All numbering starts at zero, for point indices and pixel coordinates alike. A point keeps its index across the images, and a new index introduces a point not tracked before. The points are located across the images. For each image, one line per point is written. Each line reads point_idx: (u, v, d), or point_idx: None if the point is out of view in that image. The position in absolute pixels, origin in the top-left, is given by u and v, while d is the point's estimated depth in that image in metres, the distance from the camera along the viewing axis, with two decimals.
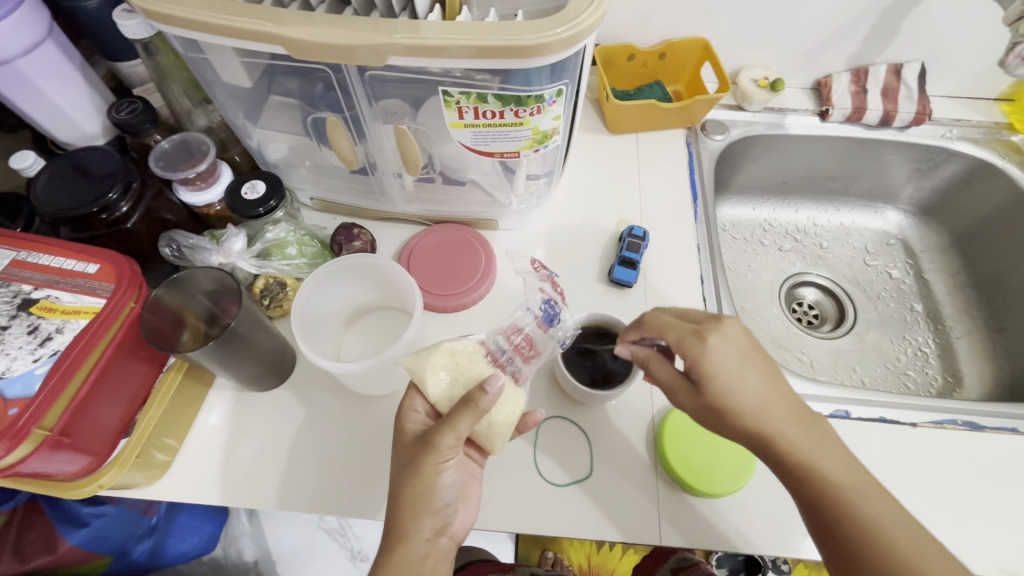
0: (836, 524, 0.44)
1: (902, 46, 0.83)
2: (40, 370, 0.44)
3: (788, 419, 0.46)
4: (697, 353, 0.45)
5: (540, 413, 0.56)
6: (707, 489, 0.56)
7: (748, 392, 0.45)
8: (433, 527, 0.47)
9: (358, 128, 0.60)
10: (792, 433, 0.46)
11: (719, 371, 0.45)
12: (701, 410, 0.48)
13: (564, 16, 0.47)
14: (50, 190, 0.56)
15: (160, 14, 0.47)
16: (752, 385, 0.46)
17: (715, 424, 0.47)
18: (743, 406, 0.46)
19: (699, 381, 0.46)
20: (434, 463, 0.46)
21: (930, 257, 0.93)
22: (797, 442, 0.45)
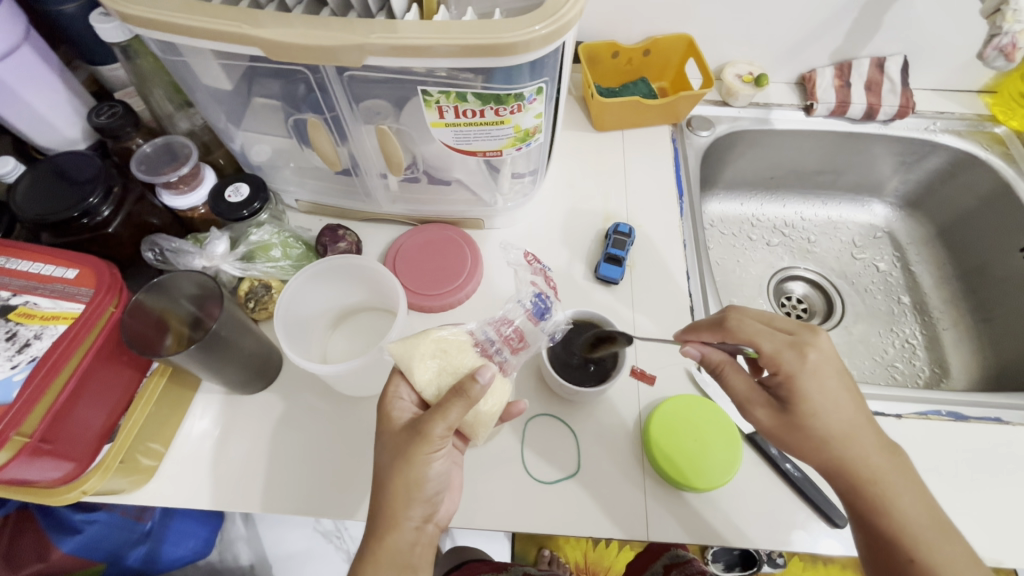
0: (908, 560, 0.47)
1: (885, 40, 0.84)
2: (18, 377, 0.44)
3: (875, 450, 0.49)
4: (795, 368, 0.48)
5: (525, 403, 0.57)
6: (693, 484, 0.56)
7: (840, 411, 0.48)
8: (423, 514, 0.47)
9: (340, 129, 0.60)
10: (879, 466, 0.49)
11: (810, 390, 0.48)
12: (777, 424, 0.50)
13: (542, 13, 0.47)
14: (30, 196, 0.56)
15: (136, 17, 0.47)
16: (845, 401, 0.49)
17: (791, 435, 0.50)
18: (824, 424, 0.48)
19: (788, 395, 0.49)
20: (425, 454, 0.46)
21: (917, 249, 0.93)
22: (871, 458, 0.49)
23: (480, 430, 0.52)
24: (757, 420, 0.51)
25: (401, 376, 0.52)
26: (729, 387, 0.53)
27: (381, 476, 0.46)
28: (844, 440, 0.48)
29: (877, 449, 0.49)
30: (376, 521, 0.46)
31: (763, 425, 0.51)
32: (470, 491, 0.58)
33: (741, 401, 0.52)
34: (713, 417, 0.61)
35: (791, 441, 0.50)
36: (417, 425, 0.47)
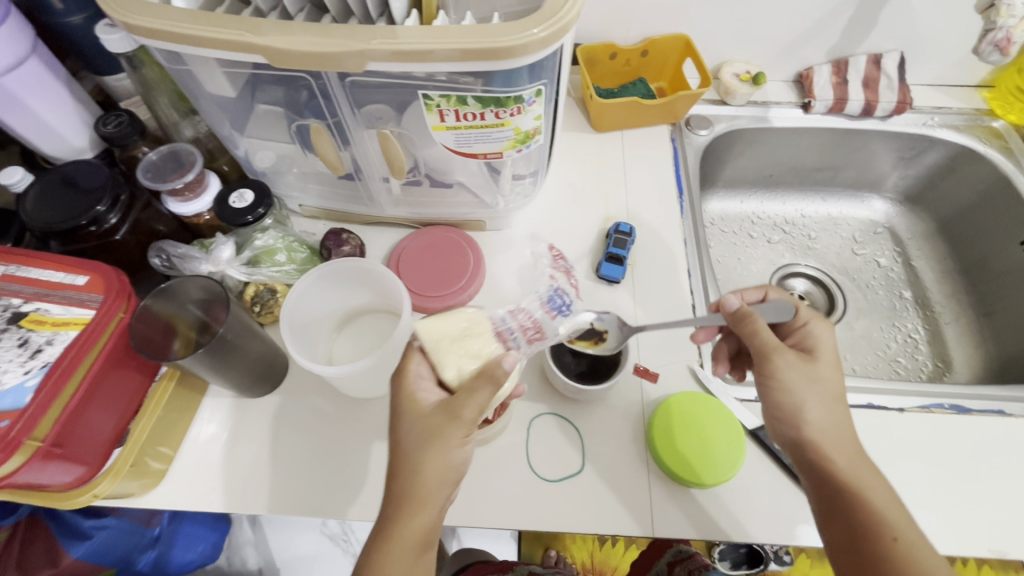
0: (891, 538, 0.46)
1: (881, 36, 0.84)
2: (31, 382, 0.45)
3: (842, 436, 0.51)
4: (815, 319, 0.56)
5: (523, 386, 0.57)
6: (697, 479, 0.57)
7: (831, 375, 0.53)
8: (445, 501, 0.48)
9: (342, 134, 0.60)
10: (848, 451, 0.51)
11: (824, 339, 0.55)
12: (801, 370, 0.52)
13: (540, 16, 0.48)
14: (40, 205, 0.57)
15: (141, 27, 0.47)
16: (832, 370, 0.53)
17: (807, 382, 0.52)
18: (830, 377, 0.53)
19: (810, 344, 0.55)
20: (456, 437, 0.46)
21: (917, 244, 0.93)
22: (839, 442, 0.51)
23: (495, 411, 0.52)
24: (785, 366, 0.52)
25: (418, 354, 0.51)
26: (760, 334, 0.53)
27: (406, 461, 0.46)
28: (837, 404, 0.52)
29: (850, 448, 0.51)
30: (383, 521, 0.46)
31: (790, 371, 0.52)
32: (476, 490, 0.58)
33: (769, 349, 0.53)
34: (718, 414, 0.61)
35: (808, 392, 0.52)
36: (448, 407, 0.46)
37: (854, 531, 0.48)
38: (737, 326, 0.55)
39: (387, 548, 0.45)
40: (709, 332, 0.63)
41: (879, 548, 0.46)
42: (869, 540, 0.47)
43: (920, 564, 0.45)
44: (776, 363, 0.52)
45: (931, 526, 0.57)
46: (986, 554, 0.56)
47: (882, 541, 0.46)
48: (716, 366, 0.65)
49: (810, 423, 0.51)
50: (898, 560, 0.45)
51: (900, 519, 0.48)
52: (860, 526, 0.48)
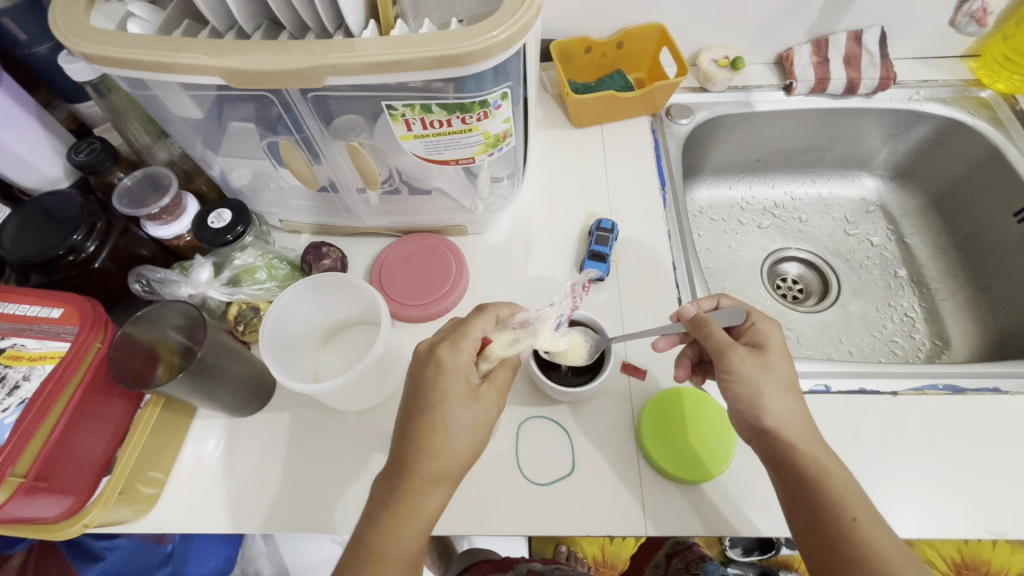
0: (853, 518, 0.47)
1: (860, 13, 0.83)
2: (10, 418, 0.45)
3: (801, 422, 0.51)
4: (765, 320, 0.56)
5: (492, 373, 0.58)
6: (692, 478, 0.56)
7: (784, 366, 0.53)
8: None
9: (312, 149, 0.60)
10: (807, 436, 0.50)
11: (775, 335, 0.54)
12: (756, 364, 0.52)
13: (499, 17, 0.47)
14: (19, 238, 0.57)
15: (99, 57, 0.47)
16: (783, 360, 0.53)
17: (767, 376, 0.51)
18: (783, 371, 0.52)
19: (761, 342, 0.54)
20: (494, 420, 0.50)
21: (910, 221, 0.92)
22: (801, 428, 0.51)
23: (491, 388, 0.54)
24: (740, 362, 0.52)
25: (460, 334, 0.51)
26: (713, 334, 0.53)
27: (445, 443, 0.47)
28: (791, 393, 0.52)
29: (807, 432, 0.51)
30: (368, 537, 0.46)
31: (744, 366, 0.52)
32: (469, 497, 0.58)
33: (723, 346, 0.52)
34: (703, 406, 0.61)
35: (763, 384, 0.51)
36: (492, 391, 0.50)
37: (816, 518, 0.48)
38: (694, 331, 0.55)
39: (383, 556, 0.45)
40: (670, 339, 0.62)
41: (839, 533, 0.47)
42: (831, 524, 0.48)
43: (876, 543, 0.46)
44: (731, 359, 0.52)
45: (928, 509, 0.56)
46: (985, 536, 0.55)
47: (841, 524, 0.47)
48: (680, 371, 0.61)
49: (768, 414, 0.51)
50: (856, 542, 0.46)
51: (858, 499, 0.48)
52: (821, 510, 0.48)
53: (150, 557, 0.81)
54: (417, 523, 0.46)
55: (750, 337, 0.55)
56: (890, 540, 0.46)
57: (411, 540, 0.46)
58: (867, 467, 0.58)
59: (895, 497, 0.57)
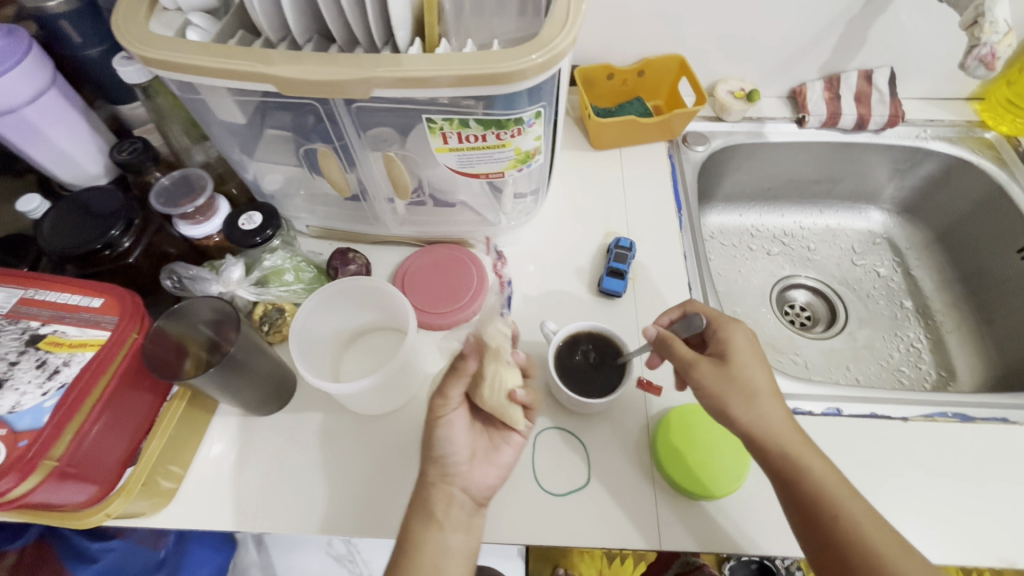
0: (835, 516, 0.49)
1: (871, 53, 0.87)
2: (49, 403, 0.46)
3: (781, 425, 0.52)
4: (735, 328, 0.56)
5: (520, 390, 0.55)
6: (708, 494, 0.57)
7: (758, 370, 0.54)
8: (439, 473, 0.54)
9: (348, 157, 0.62)
10: (790, 437, 0.52)
11: (739, 341, 0.55)
12: (719, 377, 0.53)
13: (537, 42, 0.49)
14: (56, 231, 0.58)
15: (157, 60, 0.49)
16: (759, 367, 0.54)
17: (728, 388, 0.53)
18: (749, 377, 0.53)
19: (725, 349, 0.55)
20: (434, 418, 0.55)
21: (916, 254, 0.94)
22: (781, 428, 0.52)
23: (514, 414, 0.55)
24: (701, 377, 0.54)
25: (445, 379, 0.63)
26: (676, 355, 0.55)
27: None
28: (758, 399, 0.52)
29: (786, 430, 0.52)
30: (403, 528, 0.53)
31: (706, 382, 0.53)
32: None
33: (689, 361, 0.55)
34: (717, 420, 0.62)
35: (727, 395, 0.53)
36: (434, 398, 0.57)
37: (804, 516, 0.50)
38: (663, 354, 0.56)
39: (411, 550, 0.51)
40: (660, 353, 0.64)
41: (826, 530, 0.49)
42: (818, 521, 0.49)
43: (864, 538, 0.48)
44: (695, 376, 0.54)
45: (938, 534, 0.57)
46: (995, 563, 0.55)
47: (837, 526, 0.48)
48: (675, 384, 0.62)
49: (739, 422, 0.53)
50: (843, 539, 0.48)
51: (848, 498, 0.50)
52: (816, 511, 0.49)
53: (144, 562, 0.81)
54: (425, 511, 0.52)
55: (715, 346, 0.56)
56: (879, 531, 0.48)
57: (418, 528, 0.52)
58: (878, 489, 0.59)
59: (907, 520, 0.57)
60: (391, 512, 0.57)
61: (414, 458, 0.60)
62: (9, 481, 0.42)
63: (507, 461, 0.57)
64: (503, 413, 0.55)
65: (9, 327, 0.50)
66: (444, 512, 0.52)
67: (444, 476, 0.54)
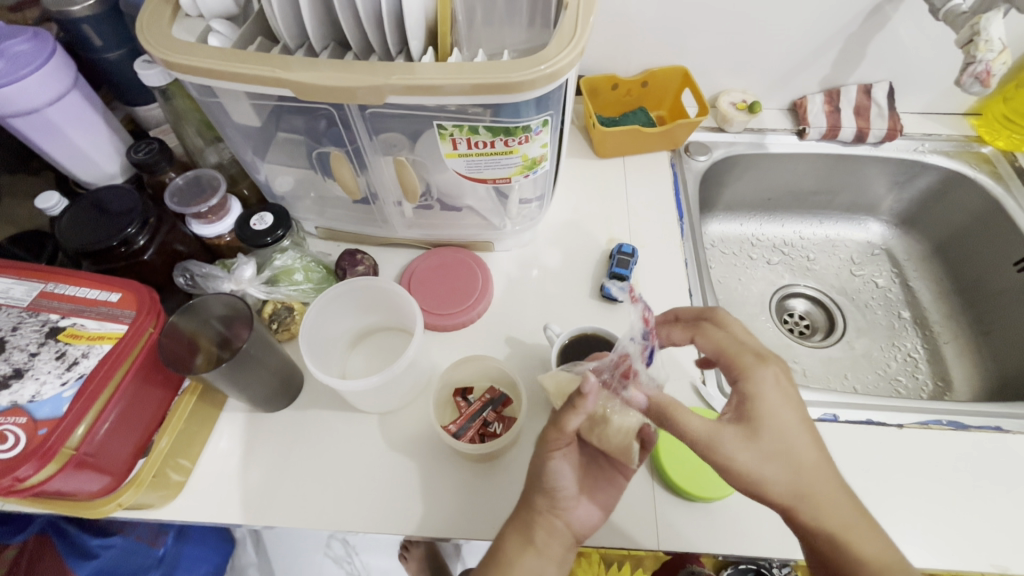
0: None
1: (870, 68, 0.88)
2: (68, 393, 0.47)
3: (824, 491, 0.46)
4: (753, 374, 0.47)
5: (650, 427, 0.55)
6: (720, 495, 0.58)
7: (801, 438, 0.46)
8: (549, 504, 0.52)
9: (359, 161, 0.64)
10: (830, 506, 0.46)
11: (769, 400, 0.46)
12: (748, 457, 0.45)
13: (546, 54, 0.51)
14: (73, 227, 0.60)
15: (177, 64, 0.51)
16: (801, 435, 0.46)
17: (749, 463, 0.45)
18: (785, 453, 0.45)
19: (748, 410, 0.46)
20: (546, 450, 0.51)
21: (914, 265, 0.96)
22: (824, 494, 0.46)
23: (634, 455, 0.54)
24: (723, 447, 0.45)
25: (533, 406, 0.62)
26: (681, 427, 0.47)
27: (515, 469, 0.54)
28: (789, 466, 0.45)
29: (829, 495, 0.46)
30: (497, 542, 0.52)
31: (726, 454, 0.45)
32: None
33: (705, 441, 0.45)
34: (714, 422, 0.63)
35: (751, 470, 0.45)
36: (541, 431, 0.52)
37: None
38: (661, 423, 0.49)
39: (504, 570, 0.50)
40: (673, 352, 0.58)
41: None
42: None
43: None
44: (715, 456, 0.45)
45: (933, 540, 0.57)
46: (989, 569, 0.56)
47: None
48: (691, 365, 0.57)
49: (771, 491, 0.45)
50: None
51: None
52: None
53: (142, 560, 0.82)
54: (524, 533, 0.51)
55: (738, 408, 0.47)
56: None
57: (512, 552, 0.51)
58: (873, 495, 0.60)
59: (902, 526, 0.58)
60: (394, 508, 0.58)
61: (417, 456, 0.61)
62: (28, 468, 0.44)
63: (609, 502, 0.55)
64: (625, 452, 0.53)
65: (30, 319, 0.52)
66: (544, 539, 0.51)
67: (552, 506, 0.52)
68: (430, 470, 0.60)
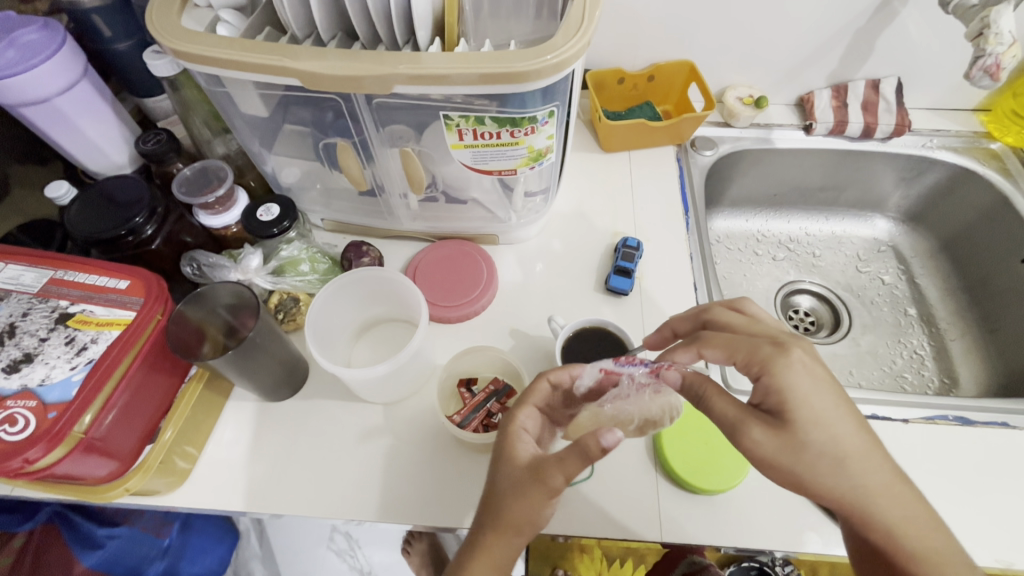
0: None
1: (878, 63, 0.88)
2: (77, 377, 0.48)
3: (872, 481, 0.44)
4: (779, 364, 0.44)
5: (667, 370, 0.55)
6: (723, 488, 0.58)
7: (843, 424, 0.44)
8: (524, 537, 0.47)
9: (366, 152, 0.64)
10: (876, 493, 0.44)
11: (803, 388, 0.43)
12: (780, 447, 0.44)
13: (553, 44, 0.51)
14: (82, 216, 0.60)
15: (186, 53, 0.52)
16: (840, 422, 0.44)
17: (795, 460, 0.44)
18: (827, 441, 0.43)
19: (778, 401, 0.44)
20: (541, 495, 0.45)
21: (921, 262, 0.95)
22: (871, 484, 0.44)
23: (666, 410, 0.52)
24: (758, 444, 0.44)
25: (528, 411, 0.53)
26: (715, 413, 0.47)
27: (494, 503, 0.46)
28: (837, 458, 0.44)
29: (877, 481, 0.44)
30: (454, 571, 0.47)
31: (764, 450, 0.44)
32: None
33: (732, 424, 0.46)
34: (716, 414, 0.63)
35: (800, 466, 0.44)
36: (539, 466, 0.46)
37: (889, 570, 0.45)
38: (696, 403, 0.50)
39: None
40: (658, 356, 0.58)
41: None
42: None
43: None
44: (742, 443, 0.45)
45: None
46: (993, 565, 0.56)
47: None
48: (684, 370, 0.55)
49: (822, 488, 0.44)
50: None
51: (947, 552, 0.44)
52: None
53: (147, 549, 0.83)
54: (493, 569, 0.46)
55: (767, 397, 0.45)
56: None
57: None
58: None
59: None
60: (398, 498, 0.58)
61: (421, 446, 0.61)
62: (38, 451, 0.44)
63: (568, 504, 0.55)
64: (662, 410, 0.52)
65: (39, 306, 0.52)
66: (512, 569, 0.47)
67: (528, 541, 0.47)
68: (433, 460, 0.60)
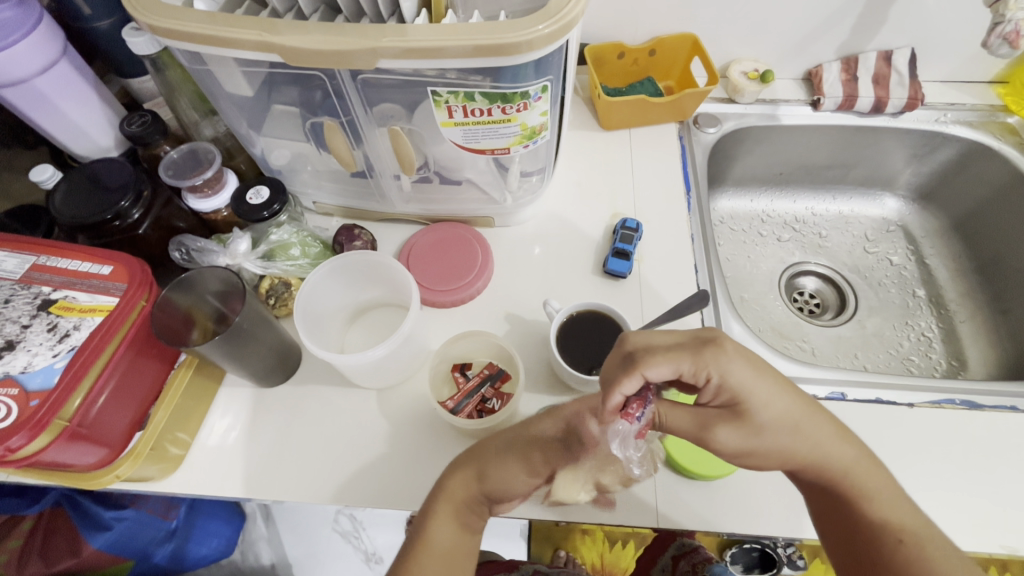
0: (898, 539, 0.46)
1: (890, 33, 0.84)
2: (59, 364, 0.47)
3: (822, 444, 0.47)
4: (717, 361, 0.44)
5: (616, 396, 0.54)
6: (722, 474, 0.57)
7: (783, 401, 0.46)
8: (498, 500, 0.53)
9: (355, 133, 0.62)
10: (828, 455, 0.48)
11: (746, 380, 0.45)
12: (743, 436, 0.47)
13: (546, 12, 0.48)
14: (67, 200, 0.59)
15: (163, 29, 0.49)
16: (783, 398, 0.46)
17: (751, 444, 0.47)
18: (775, 419, 0.46)
19: (736, 399, 0.46)
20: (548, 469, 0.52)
21: (931, 241, 0.92)
22: (825, 447, 0.47)
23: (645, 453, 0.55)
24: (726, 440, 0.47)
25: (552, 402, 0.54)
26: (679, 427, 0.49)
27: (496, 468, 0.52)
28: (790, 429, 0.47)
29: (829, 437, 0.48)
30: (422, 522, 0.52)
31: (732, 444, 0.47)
32: None
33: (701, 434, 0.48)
34: None
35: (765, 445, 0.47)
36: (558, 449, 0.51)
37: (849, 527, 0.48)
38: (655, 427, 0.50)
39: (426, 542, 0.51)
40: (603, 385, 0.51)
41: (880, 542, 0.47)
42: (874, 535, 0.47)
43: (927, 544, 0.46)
44: (714, 443, 0.48)
45: (940, 520, 0.56)
46: (998, 551, 0.55)
47: (880, 531, 0.47)
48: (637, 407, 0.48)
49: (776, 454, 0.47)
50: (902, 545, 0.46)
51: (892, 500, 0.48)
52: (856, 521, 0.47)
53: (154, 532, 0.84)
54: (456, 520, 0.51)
55: (721, 394, 0.46)
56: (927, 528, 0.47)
57: (444, 536, 0.51)
58: None
59: None
60: (392, 484, 0.57)
61: (415, 432, 0.60)
62: (20, 438, 0.44)
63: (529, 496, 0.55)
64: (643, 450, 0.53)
65: (21, 292, 0.51)
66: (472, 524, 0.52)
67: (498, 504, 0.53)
68: (427, 446, 0.59)
